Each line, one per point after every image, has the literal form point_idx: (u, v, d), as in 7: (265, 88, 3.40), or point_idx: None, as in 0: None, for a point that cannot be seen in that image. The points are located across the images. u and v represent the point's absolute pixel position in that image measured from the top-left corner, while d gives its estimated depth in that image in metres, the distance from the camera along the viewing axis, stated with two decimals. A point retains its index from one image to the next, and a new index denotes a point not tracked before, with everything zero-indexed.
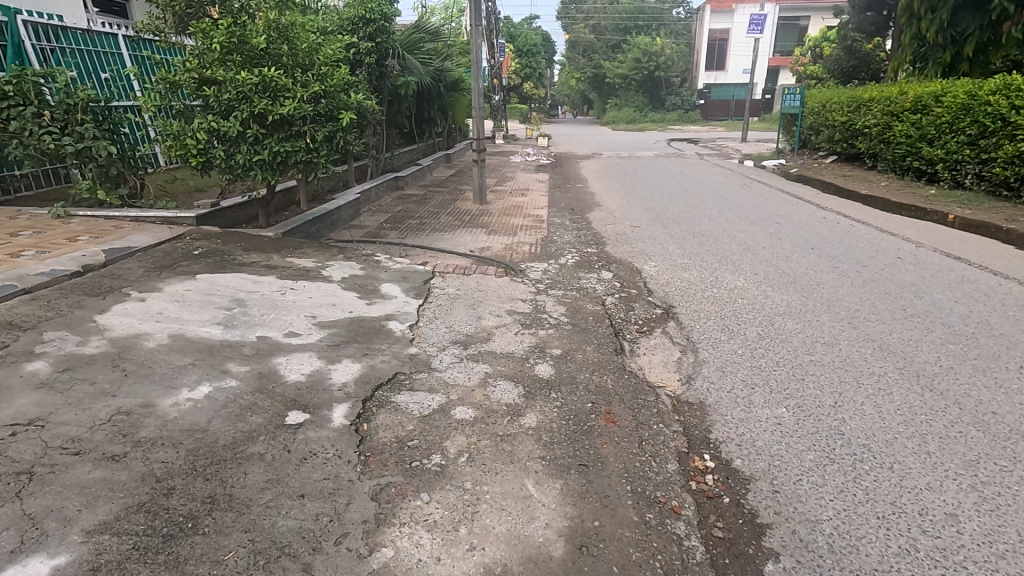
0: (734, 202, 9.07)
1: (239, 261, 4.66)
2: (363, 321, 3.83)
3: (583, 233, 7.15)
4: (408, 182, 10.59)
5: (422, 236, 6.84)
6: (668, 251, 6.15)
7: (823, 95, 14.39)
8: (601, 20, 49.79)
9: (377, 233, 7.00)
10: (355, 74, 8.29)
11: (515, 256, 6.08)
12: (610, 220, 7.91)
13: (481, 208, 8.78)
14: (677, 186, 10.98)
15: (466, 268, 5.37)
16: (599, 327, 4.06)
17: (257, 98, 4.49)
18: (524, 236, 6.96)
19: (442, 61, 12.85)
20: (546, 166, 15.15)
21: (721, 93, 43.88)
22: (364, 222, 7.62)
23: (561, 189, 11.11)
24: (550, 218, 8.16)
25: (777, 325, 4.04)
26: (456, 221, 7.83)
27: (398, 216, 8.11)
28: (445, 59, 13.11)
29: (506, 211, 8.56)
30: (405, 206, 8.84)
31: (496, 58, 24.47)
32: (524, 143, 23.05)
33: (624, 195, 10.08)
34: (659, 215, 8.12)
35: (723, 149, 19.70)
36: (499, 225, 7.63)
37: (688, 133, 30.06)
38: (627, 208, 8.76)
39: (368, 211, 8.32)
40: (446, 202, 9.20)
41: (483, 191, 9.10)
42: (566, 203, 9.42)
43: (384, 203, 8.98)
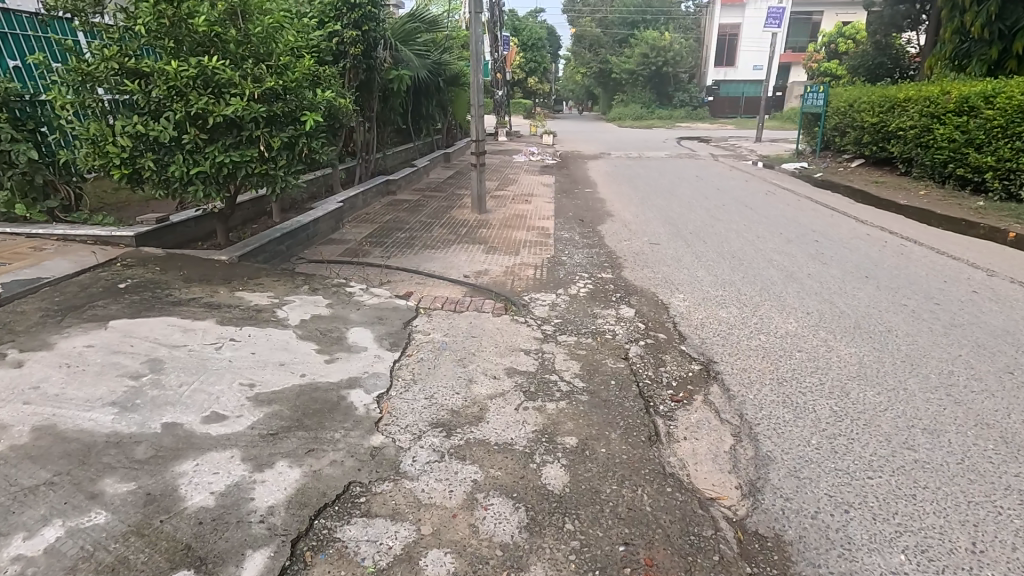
0: (762, 214, 8.12)
1: (175, 297, 3.76)
2: (316, 392, 2.92)
3: (596, 251, 6.23)
4: (400, 186, 9.67)
5: (410, 256, 5.91)
6: (697, 279, 5.22)
7: (851, 94, 13.38)
8: (609, 14, 48.66)
9: (359, 250, 6.08)
10: (338, 66, 7.36)
11: (517, 282, 5.16)
12: (626, 234, 6.99)
13: (480, 218, 7.86)
14: (695, 193, 10.04)
15: (458, 302, 4.46)
16: (623, 396, 3.16)
17: (194, 95, 3.58)
18: (527, 255, 6.05)
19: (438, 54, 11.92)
20: (551, 168, 14.20)
21: (730, 90, 42.83)
22: (346, 235, 6.72)
23: (568, 194, 10.18)
24: (557, 231, 7.25)
25: (855, 396, 3.13)
26: (451, 235, 6.91)
27: (386, 228, 7.19)
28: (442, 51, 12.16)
29: (507, 222, 7.66)
30: (395, 215, 7.91)
31: (500, 51, 23.47)
32: (528, 141, 22.08)
33: (638, 202, 9.14)
34: (680, 229, 7.19)
35: (738, 149, 18.69)
36: (500, 240, 6.72)
37: (697, 132, 29.01)
38: (643, 219, 7.82)
39: (353, 221, 7.41)
40: (441, 211, 8.27)
41: (483, 198, 8.18)
42: (575, 212, 8.49)
43: (372, 211, 8.07)
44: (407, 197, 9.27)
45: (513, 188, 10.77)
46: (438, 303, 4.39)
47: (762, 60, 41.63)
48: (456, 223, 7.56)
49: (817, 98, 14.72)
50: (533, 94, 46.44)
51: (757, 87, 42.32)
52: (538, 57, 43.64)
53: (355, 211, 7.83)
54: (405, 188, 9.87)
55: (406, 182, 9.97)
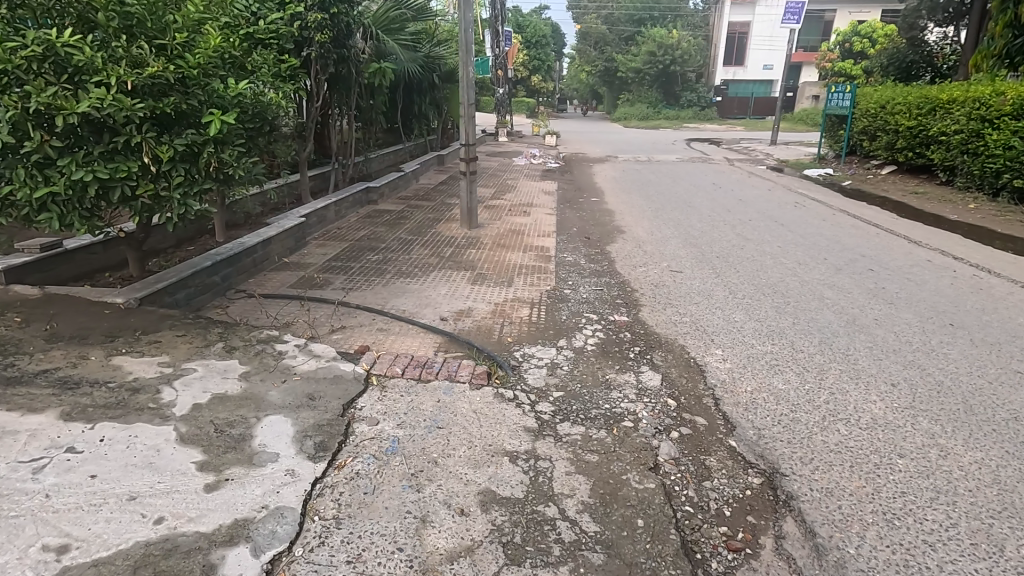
0: (796, 233, 7.01)
1: (19, 372, 2.68)
2: (165, 563, 1.81)
3: (604, 282, 5.14)
4: (383, 194, 8.58)
5: (378, 287, 4.81)
6: (735, 327, 4.12)
7: (882, 95, 12.23)
8: (615, 11, 47.48)
9: (317, 279, 4.98)
10: (301, 56, 6.25)
11: (507, 328, 4.07)
12: (640, 258, 5.88)
13: (470, 235, 6.77)
14: (714, 204, 8.93)
15: (425, 362, 3.35)
16: (657, 550, 2.06)
17: (36, 83, 2.58)
18: (523, 286, 4.95)
19: (426, 47, 10.91)
20: (554, 172, 13.09)
21: (739, 90, 41.71)
22: (307, 257, 5.63)
23: (572, 204, 9.08)
24: (558, 253, 6.16)
25: (1015, 558, 2.04)
26: (433, 256, 5.82)
27: (356, 248, 6.09)
28: (430, 45, 11.14)
29: (501, 240, 6.57)
30: (372, 230, 6.82)
31: (502, 47, 22.34)
32: (530, 142, 20.96)
33: (651, 216, 8.02)
34: (703, 252, 6.10)
35: (753, 153, 17.55)
36: (491, 264, 5.63)
37: (706, 134, 27.85)
38: (659, 238, 6.72)
39: (320, 238, 6.32)
40: (426, 224, 7.18)
41: (474, 211, 7.08)
42: (580, 227, 7.40)
43: (346, 225, 6.98)
44: (389, 207, 8.17)
45: (511, 196, 9.67)
46: (400, 365, 3.27)
47: (772, 59, 40.49)
48: (441, 240, 6.46)
49: (842, 99, 13.58)
50: (536, 92, 45.31)
51: (767, 87, 41.17)
52: (542, 55, 42.48)
53: (325, 226, 6.74)
54: (388, 196, 8.78)
55: (391, 190, 8.89)
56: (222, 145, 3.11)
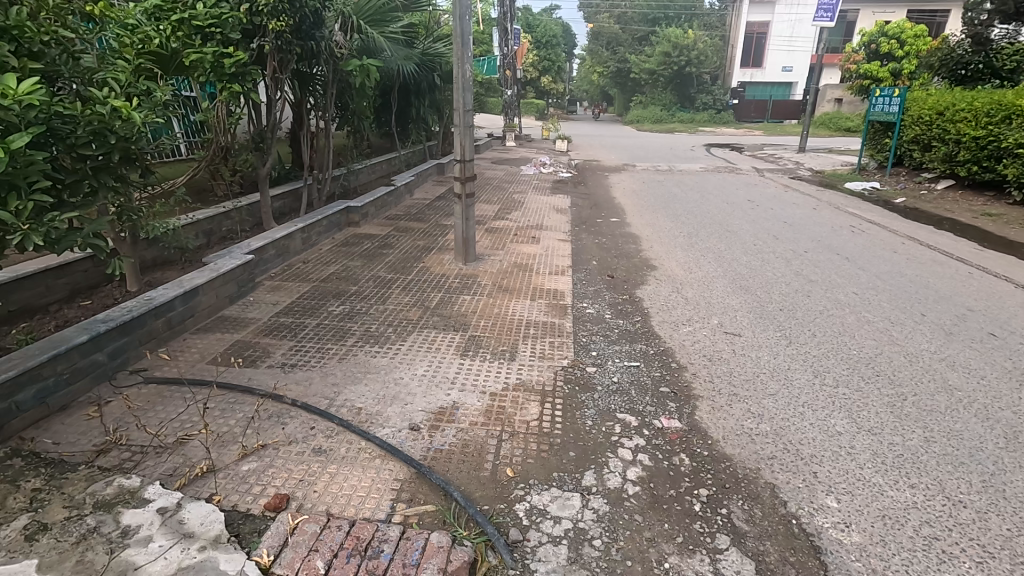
0: (870, 272, 5.67)
1: None
2: None
3: (638, 354, 3.83)
4: (367, 214, 7.30)
5: (332, 363, 3.53)
6: (841, 445, 2.80)
7: (939, 100, 10.82)
8: (628, 11, 46.09)
9: (252, 347, 3.70)
10: (250, 50, 4.95)
11: (507, 445, 2.77)
12: (679, 313, 4.58)
13: (465, 272, 5.48)
14: (757, 228, 7.60)
15: (365, 542, 2.09)
16: None
17: None
18: (529, 360, 3.66)
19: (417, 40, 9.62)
20: (567, 184, 11.80)
21: (757, 91, 40.53)
22: (251, 308, 4.34)
23: (588, 227, 7.77)
24: (575, 300, 4.86)
25: None
26: (415, 307, 4.53)
27: (320, 291, 4.82)
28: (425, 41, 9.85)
29: (503, 280, 5.28)
30: (345, 264, 5.55)
31: (511, 46, 21.05)
32: (539, 147, 19.69)
33: (685, 245, 6.69)
34: (760, 304, 4.77)
35: (782, 161, 16.12)
36: (490, 319, 4.34)
37: (725, 138, 26.67)
38: (700, 281, 5.39)
39: (277, 277, 5.05)
40: (414, 256, 5.89)
41: (472, 240, 5.76)
42: (600, 260, 6.10)
43: (314, 258, 5.71)
44: (373, 232, 6.88)
45: (517, 214, 8.37)
46: (326, 554, 2.02)
47: (791, 61, 38.54)
48: (429, 280, 5.18)
49: (890, 103, 12.16)
50: (546, 93, 44.02)
51: (786, 89, 39.57)
52: (552, 56, 41.13)
53: (286, 259, 5.48)
54: (374, 217, 7.50)
55: (377, 210, 7.61)
56: (0, 194, 2.35)
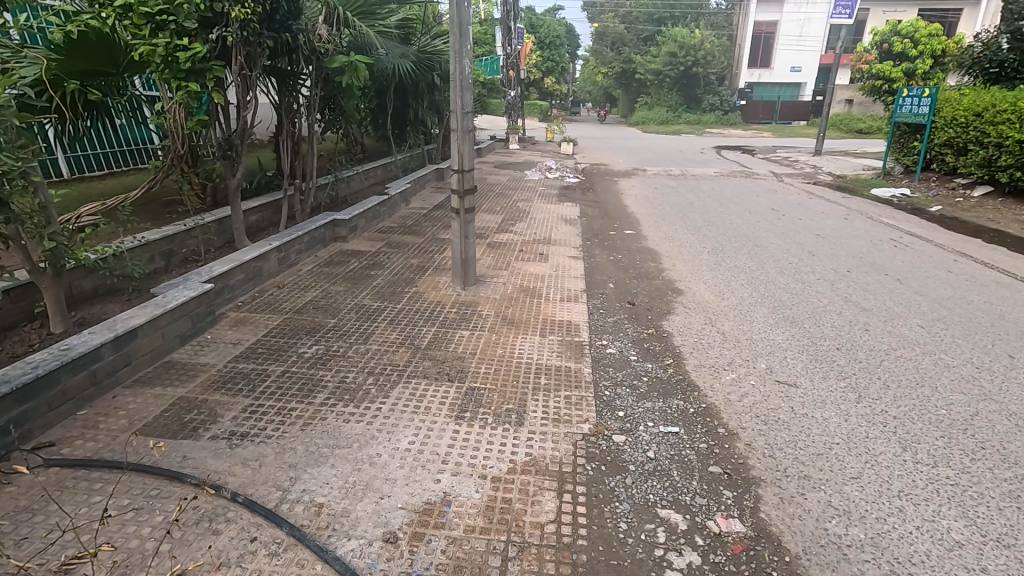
0: (929, 297, 4.93)
1: None
2: None
3: (675, 416, 3.09)
4: (357, 228, 6.57)
5: (294, 431, 2.80)
6: (969, 568, 2.07)
7: (975, 100, 10.08)
8: (632, 11, 45.31)
9: (197, 407, 2.96)
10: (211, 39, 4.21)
11: (515, 568, 2.04)
12: (718, 354, 3.84)
13: (464, 298, 4.76)
14: (788, 242, 6.85)
15: None
16: None
17: None
18: (541, 426, 2.93)
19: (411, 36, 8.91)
20: (574, 190, 11.08)
21: (764, 92, 39.73)
22: (207, 350, 3.61)
23: (601, 241, 7.04)
24: (592, 335, 4.13)
25: None
26: (404, 347, 3.81)
27: (293, 324, 4.10)
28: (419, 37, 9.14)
29: (509, 309, 4.56)
30: (326, 290, 4.83)
31: (513, 45, 20.31)
32: (544, 149, 18.97)
33: (711, 263, 5.96)
34: (812, 341, 4.04)
35: (799, 165, 15.38)
36: (493, 364, 3.62)
37: (733, 139, 25.85)
38: (735, 310, 4.65)
39: (244, 308, 4.33)
40: (406, 279, 5.16)
41: (472, 261, 5.02)
42: (618, 283, 5.38)
43: (292, 282, 4.99)
44: (362, 248, 6.16)
45: (522, 226, 7.64)
46: None
47: (800, 61, 37.70)
48: (422, 310, 4.47)
49: (919, 104, 11.42)
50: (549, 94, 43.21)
51: (794, 89, 38.80)
52: (556, 56, 40.51)
53: (258, 284, 4.75)
54: (364, 230, 6.78)
55: (367, 222, 6.88)
56: None
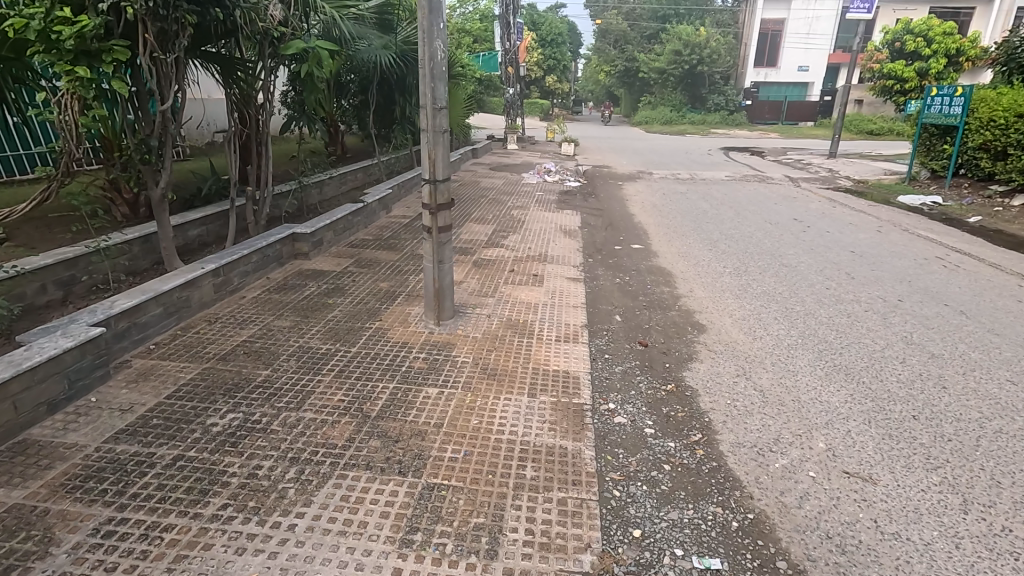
0: (1007, 338, 4.03)
1: None
2: None
3: (712, 538, 2.19)
4: (323, 243, 5.68)
5: (156, 574, 1.91)
6: None
7: (1016, 99, 9.20)
8: (636, 8, 44.35)
9: (25, 526, 2.07)
10: (115, 13, 3.31)
11: None
12: (761, 425, 2.94)
13: (437, 339, 3.85)
14: (822, 261, 5.95)
15: None
16: None
17: None
18: (522, 560, 2.03)
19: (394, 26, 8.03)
20: (575, 195, 10.18)
21: (771, 92, 38.86)
22: (82, 421, 2.72)
23: (605, 258, 6.13)
24: (595, 394, 3.23)
25: None
26: (349, 414, 2.89)
27: (212, 377, 3.21)
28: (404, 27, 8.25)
29: (491, 354, 3.66)
30: (268, 326, 3.93)
31: (513, 40, 19.36)
32: (544, 150, 18.05)
33: (736, 289, 5.05)
34: (878, 405, 3.14)
35: (814, 169, 14.47)
36: (464, 443, 2.71)
37: (740, 141, 24.86)
38: (773, 356, 3.74)
39: (156, 353, 3.44)
40: (370, 311, 4.27)
41: (449, 291, 4.11)
42: (626, 315, 4.48)
43: (229, 314, 4.10)
44: (326, 268, 5.26)
45: (516, 238, 6.74)
46: None
47: (807, 61, 36.79)
48: (382, 356, 3.57)
49: (951, 105, 10.50)
50: (551, 92, 42.29)
51: (802, 89, 37.85)
52: (558, 54, 39.64)
53: (182, 319, 3.86)
54: (332, 245, 5.89)
55: (336, 235, 5.99)
56: None
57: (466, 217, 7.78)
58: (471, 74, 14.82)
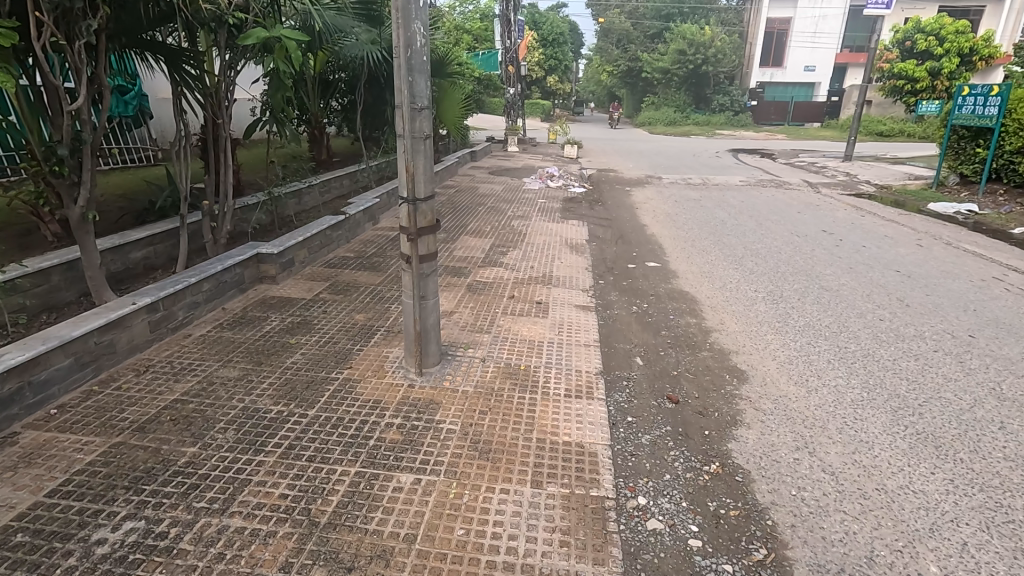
0: None
1: None
2: None
3: None
4: (294, 264, 4.94)
5: None
6: None
7: None
8: (639, 7, 43.60)
9: None
10: None
11: None
12: (845, 534, 2.20)
13: (417, 395, 3.10)
14: (867, 284, 5.20)
15: None
16: None
17: None
18: None
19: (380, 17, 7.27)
20: (581, 202, 9.45)
21: (777, 92, 38.11)
22: None
23: (617, 279, 5.40)
24: (618, 481, 2.49)
25: None
26: (291, 523, 2.15)
27: (119, 458, 2.46)
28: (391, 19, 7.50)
29: (484, 418, 2.91)
30: (209, 376, 3.18)
31: (514, 37, 18.62)
32: (547, 152, 17.32)
33: (774, 323, 4.31)
34: (992, 499, 2.39)
35: (832, 173, 13.72)
36: (443, 572, 1.96)
37: (748, 142, 24.12)
38: (836, 417, 3.00)
39: (54, 421, 2.70)
40: (340, 355, 3.53)
41: (435, 331, 3.36)
42: (649, 356, 3.74)
43: (166, 359, 3.36)
44: (295, 294, 4.53)
45: (517, 255, 6.00)
46: None
47: (814, 60, 36.05)
48: (345, 423, 2.82)
49: (985, 105, 9.72)
50: (552, 92, 41.57)
51: (807, 89, 37.00)
52: (559, 55, 38.93)
53: (102, 370, 3.12)
54: (306, 265, 5.16)
55: (311, 254, 5.25)
56: None
57: (461, 229, 7.04)
58: (469, 72, 14.08)
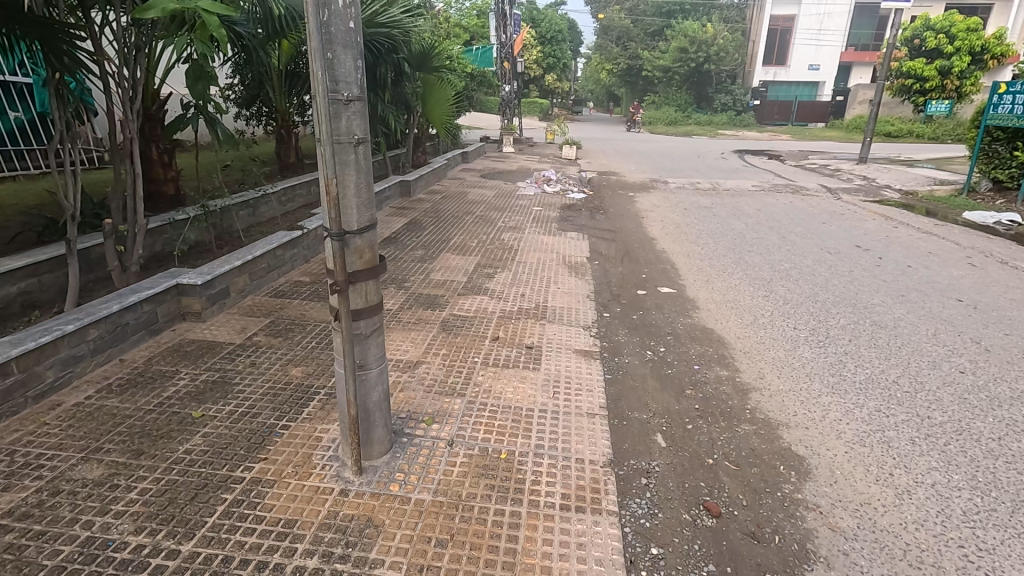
0: None
1: None
2: None
3: None
4: (228, 294, 4.01)
5: None
6: None
7: None
8: (640, 4, 42.71)
9: None
10: None
11: None
12: None
13: (350, 511, 2.16)
14: (928, 318, 4.29)
15: None
16: None
17: None
18: None
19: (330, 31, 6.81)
20: (582, 210, 8.54)
21: (780, 91, 37.25)
22: None
23: (626, 311, 4.48)
24: None
25: None
26: None
27: None
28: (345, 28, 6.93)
29: (443, 556, 1.98)
30: (59, 478, 2.26)
31: (510, 32, 17.72)
32: (545, 153, 16.42)
33: (828, 378, 3.40)
34: None
35: (849, 176, 12.83)
36: None
37: (754, 143, 23.23)
38: (952, 547, 2.09)
39: None
40: (258, 435, 2.60)
41: (384, 410, 2.43)
42: (673, 432, 2.84)
43: (8, 448, 2.43)
44: (224, 336, 3.60)
45: (506, 277, 5.09)
46: None
47: (818, 59, 35.25)
48: (232, 569, 1.89)
49: None
50: (550, 91, 40.80)
51: (813, 88, 36.35)
52: (558, 53, 37.98)
53: None
54: (246, 294, 4.23)
55: (254, 280, 4.32)
56: None
57: (444, 245, 6.13)
58: (461, 68, 13.15)
